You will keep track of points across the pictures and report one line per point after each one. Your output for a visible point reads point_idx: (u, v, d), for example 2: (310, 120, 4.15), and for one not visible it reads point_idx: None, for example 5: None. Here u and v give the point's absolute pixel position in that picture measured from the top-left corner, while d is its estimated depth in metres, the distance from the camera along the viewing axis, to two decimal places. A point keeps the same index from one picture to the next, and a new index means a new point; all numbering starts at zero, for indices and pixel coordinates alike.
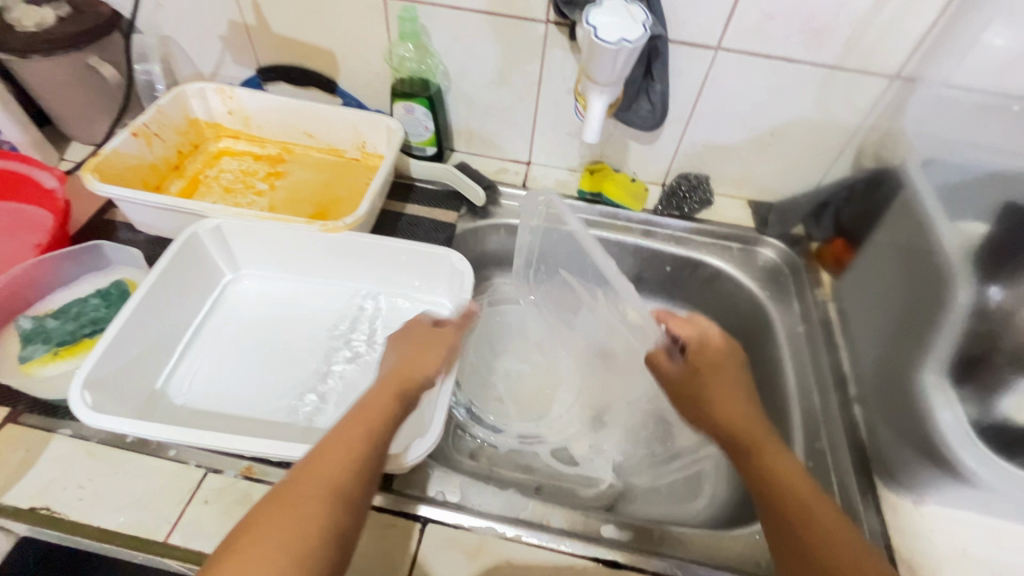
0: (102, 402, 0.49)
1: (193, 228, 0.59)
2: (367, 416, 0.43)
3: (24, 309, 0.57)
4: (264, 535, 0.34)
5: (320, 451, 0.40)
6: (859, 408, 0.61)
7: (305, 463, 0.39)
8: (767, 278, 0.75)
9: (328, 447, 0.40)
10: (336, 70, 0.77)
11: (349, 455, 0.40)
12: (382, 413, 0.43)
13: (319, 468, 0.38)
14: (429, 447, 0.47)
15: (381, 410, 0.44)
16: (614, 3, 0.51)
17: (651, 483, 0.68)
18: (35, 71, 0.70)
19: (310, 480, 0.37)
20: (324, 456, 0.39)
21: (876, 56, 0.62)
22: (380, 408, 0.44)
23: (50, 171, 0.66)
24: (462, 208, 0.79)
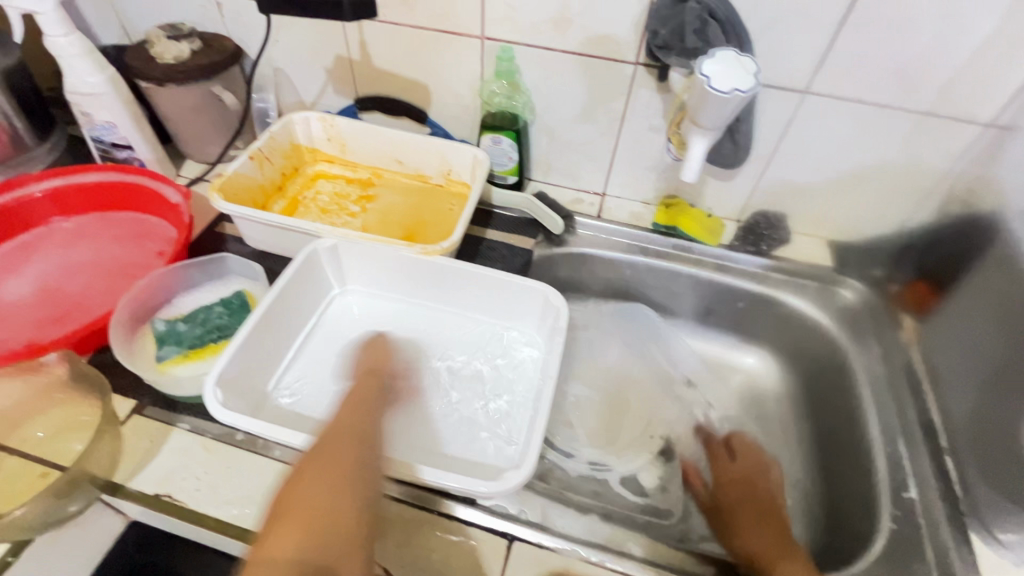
0: (229, 399, 0.54)
1: (312, 246, 0.65)
2: (363, 391, 0.51)
3: (155, 311, 0.62)
4: (317, 477, 0.40)
5: (342, 415, 0.46)
6: (952, 460, 0.59)
7: (328, 432, 0.45)
8: (846, 320, 0.74)
9: (350, 411, 0.47)
10: (428, 102, 0.83)
11: (368, 416, 0.47)
12: (371, 390, 0.51)
13: (348, 426, 0.45)
14: (523, 481, 0.49)
15: (366, 387, 0.52)
16: (726, 54, 0.53)
17: None
18: (168, 98, 0.78)
19: (338, 434, 0.44)
20: (350, 418, 0.46)
21: (973, 104, 0.61)
22: (367, 387, 0.51)
23: (176, 187, 0.72)
24: (539, 235, 0.82)
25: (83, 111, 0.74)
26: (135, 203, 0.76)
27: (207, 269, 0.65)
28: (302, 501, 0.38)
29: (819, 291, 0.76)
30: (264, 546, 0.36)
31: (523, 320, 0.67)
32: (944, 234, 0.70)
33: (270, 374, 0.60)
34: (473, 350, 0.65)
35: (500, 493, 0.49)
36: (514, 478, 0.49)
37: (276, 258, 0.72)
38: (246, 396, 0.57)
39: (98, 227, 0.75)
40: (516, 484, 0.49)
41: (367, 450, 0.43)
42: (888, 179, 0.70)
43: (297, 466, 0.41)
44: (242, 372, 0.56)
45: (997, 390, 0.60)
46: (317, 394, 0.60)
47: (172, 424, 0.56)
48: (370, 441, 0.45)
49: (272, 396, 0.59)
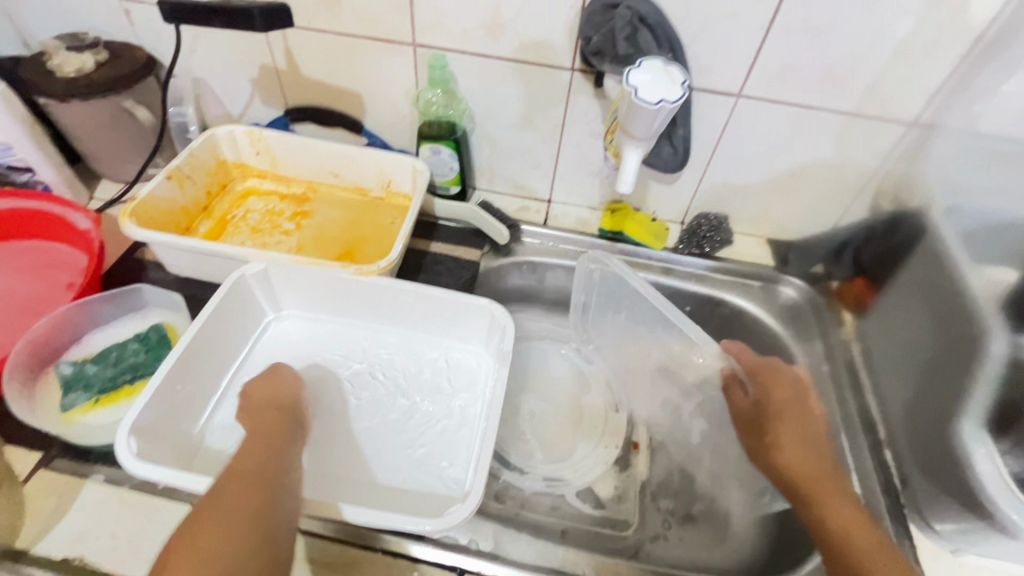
0: (145, 449, 0.49)
1: (241, 271, 0.60)
2: (270, 429, 0.48)
3: (61, 353, 0.57)
4: (214, 519, 0.39)
5: (223, 488, 0.41)
6: (891, 452, 0.62)
7: (226, 479, 0.42)
8: (788, 317, 0.76)
9: (244, 477, 0.42)
10: (363, 112, 0.79)
11: (250, 484, 0.42)
12: (279, 424, 0.49)
13: (220, 509, 0.40)
14: (467, 516, 0.46)
15: (271, 423, 0.49)
16: (652, 64, 0.53)
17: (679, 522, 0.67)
18: (72, 114, 0.71)
19: (230, 488, 0.41)
20: (232, 493, 0.41)
21: (895, 105, 0.63)
22: (270, 421, 0.49)
23: (84, 213, 0.66)
24: (485, 246, 0.80)
25: None
26: (39, 230, 0.69)
27: (121, 302, 0.60)
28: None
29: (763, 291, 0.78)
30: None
31: (470, 339, 0.65)
32: (876, 231, 0.73)
33: (195, 414, 0.56)
34: (418, 372, 0.63)
35: (440, 530, 0.46)
36: (458, 513, 0.47)
37: (202, 284, 0.67)
38: (170, 440, 0.52)
39: None
40: (459, 521, 0.46)
41: (247, 533, 0.39)
42: (821, 179, 0.72)
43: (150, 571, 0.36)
44: (165, 414, 0.52)
45: (931, 376, 0.62)
46: (248, 432, 0.56)
47: (85, 476, 0.51)
48: (262, 497, 0.41)
49: (199, 437, 0.55)
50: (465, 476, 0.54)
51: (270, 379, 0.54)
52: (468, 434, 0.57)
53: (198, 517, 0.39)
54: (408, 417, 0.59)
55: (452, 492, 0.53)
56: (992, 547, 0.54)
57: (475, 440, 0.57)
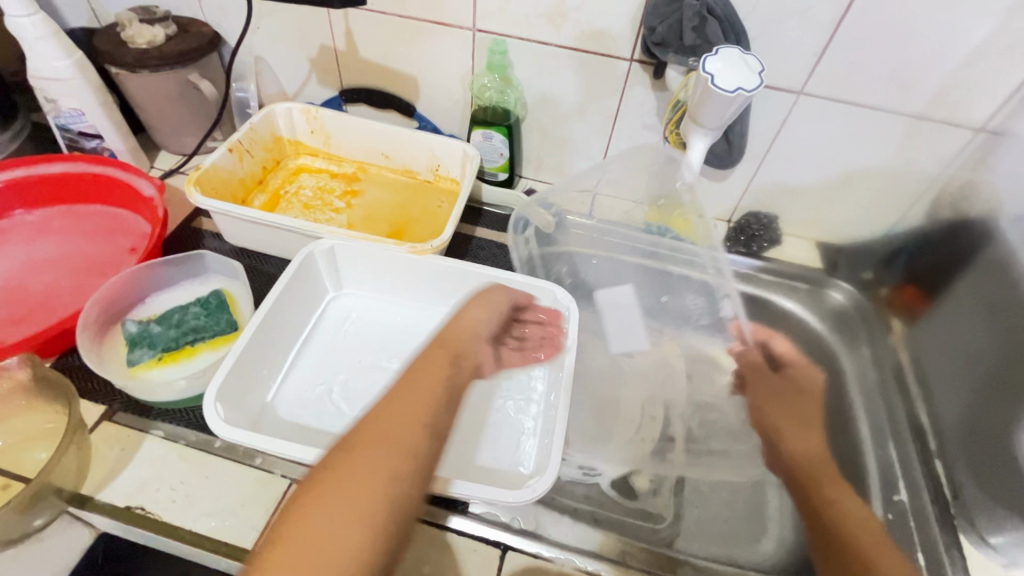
0: (229, 413, 0.51)
1: (310, 247, 0.63)
2: (429, 372, 0.45)
3: (127, 312, 0.59)
4: (345, 479, 0.35)
5: (389, 416, 0.39)
6: (941, 463, 0.62)
7: (361, 427, 0.39)
8: (836, 322, 0.76)
9: (399, 401, 0.40)
10: (416, 96, 0.80)
11: (413, 432, 0.39)
12: (440, 374, 0.45)
13: (378, 434, 0.38)
14: (548, 488, 0.49)
15: (439, 364, 0.46)
16: (730, 53, 0.52)
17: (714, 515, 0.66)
18: (141, 85, 0.74)
19: (369, 441, 0.37)
20: (401, 419, 0.39)
21: (964, 109, 0.61)
22: (437, 369, 0.45)
23: (149, 180, 0.68)
24: (530, 234, 0.81)
25: (49, 98, 0.69)
26: (105, 196, 0.72)
27: (184, 266, 0.62)
28: (309, 522, 0.33)
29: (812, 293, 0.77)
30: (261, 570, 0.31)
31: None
32: (933, 238, 0.71)
33: (267, 383, 0.58)
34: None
35: (524, 500, 0.48)
36: (538, 486, 0.49)
37: (258, 256, 0.69)
38: (247, 406, 0.55)
39: (65, 220, 0.71)
40: (542, 492, 0.49)
41: (401, 461, 0.37)
42: (878, 182, 0.70)
43: (309, 477, 0.35)
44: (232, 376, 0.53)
45: (991, 389, 0.61)
46: (316, 404, 0.58)
47: (145, 431, 0.53)
48: (404, 469, 0.37)
49: (271, 406, 0.57)
50: (530, 454, 0.56)
51: (483, 298, 0.57)
52: (523, 416, 0.59)
53: (328, 475, 0.35)
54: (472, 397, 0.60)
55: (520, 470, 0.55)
56: None
57: (534, 423, 0.59)
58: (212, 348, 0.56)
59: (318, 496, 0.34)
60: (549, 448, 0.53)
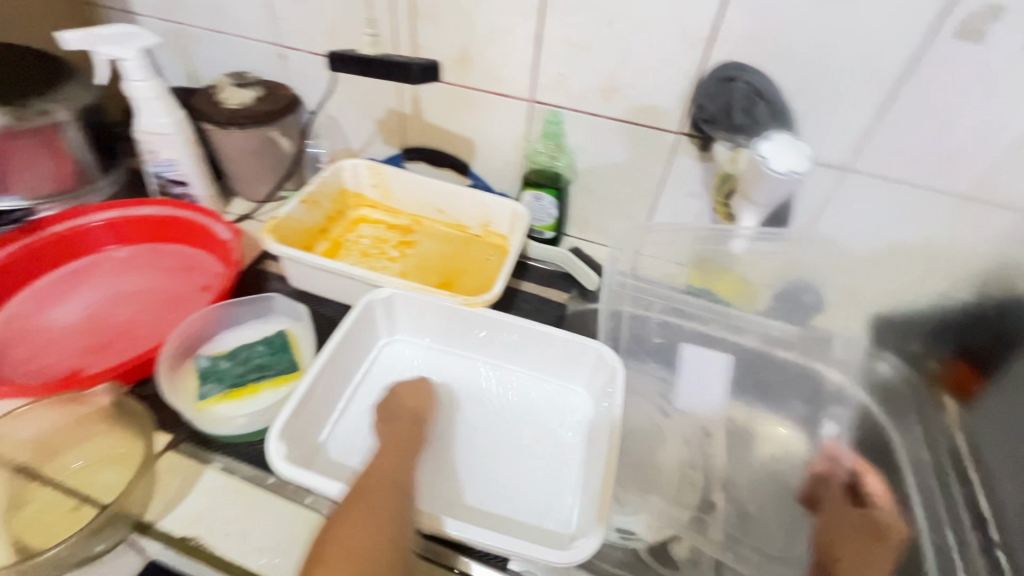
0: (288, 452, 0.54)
1: (371, 296, 0.67)
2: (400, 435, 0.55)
3: (198, 347, 0.63)
4: (361, 516, 0.45)
5: (376, 471, 0.50)
6: (1005, 553, 0.60)
7: (364, 480, 0.49)
8: (883, 396, 0.74)
9: (383, 462, 0.51)
10: (472, 156, 0.86)
11: (375, 497, 0.47)
12: (394, 431, 0.56)
13: (355, 521, 0.45)
14: (594, 550, 0.49)
15: (404, 428, 0.56)
16: (781, 137, 0.55)
17: None
18: (227, 140, 0.82)
19: (371, 487, 0.48)
20: (385, 471, 0.50)
21: (1014, 191, 0.62)
22: (397, 429, 0.56)
23: (227, 225, 0.74)
24: (573, 290, 0.83)
25: (149, 149, 0.77)
26: (185, 237, 0.78)
27: (254, 307, 0.67)
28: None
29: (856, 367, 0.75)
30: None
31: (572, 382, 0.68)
32: None
33: (322, 423, 0.61)
34: (523, 407, 0.66)
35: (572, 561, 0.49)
36: (585, 547, 0.49)
37: (317, 299, 0.74)
38: (303, 446, 0.57)
39: (148, 257, 0.78)
40: (587, 554, 0.49)
41: (395, 519, 0.46)
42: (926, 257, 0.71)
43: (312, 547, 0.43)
44: (296, 416, 0.56)
45: None
46: (368, 446, 0.60)
47: (206, 462, 0.56)
48: (396, 507, 0.47)
49: (324, 447, 0.60)
50: (573, 514, 0.57)
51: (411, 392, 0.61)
52: (569, 473, 0.60)
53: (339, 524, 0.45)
54: (517, 449, 0.61)
55: (563, 529, 0.55)
56: None
57: (578, 482, 0.59)
58: (274, 387, 0.59)
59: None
60: (593, 505, 0.54)
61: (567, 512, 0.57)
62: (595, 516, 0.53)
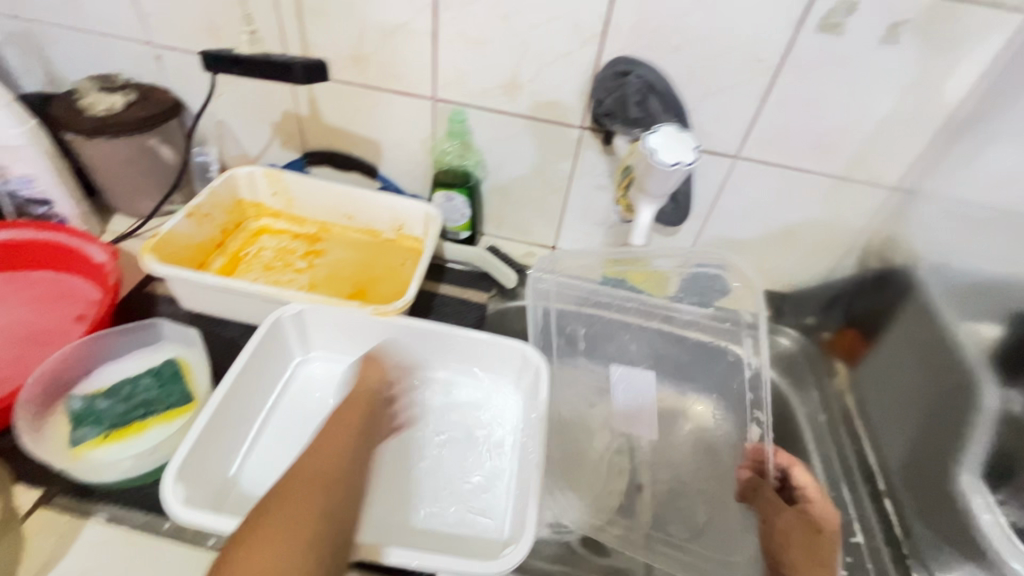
0: (189, 496, 0.49)
1: (277, 314, 0.62)
2: (337, 433, 0.52)
3: (72, 386, 0.57)
4: (289, 508, 0.43)
5: (323, 441, 0.51)
6: (890, 501, 0.65)
7: (313, 455, 0.49)
8: (786, 367, 0.79)
9: (327, 446, 0.50)
10: (379, 158, 0.83)
11: (329, 471, 0.48)
12: (348, 432, 0.53)
13: (316, 472, 0.47)
14: (523, 557, 0.48)
15: (347, 422, 0.54)
16: (669, 130, 0.57)
17: None
18: (97, 151, 0.74)
19: (324, 461, 0.48)
20: (323, 458, 0.49)
21: (879, 171, 0.69)
22: (343, 430, 0.53)
23: (102, 246, 0.67)
24: (493, 289, 0.83)
25: None
26: (53, 262, 0.69)
27: (137, 336, 0.60)
28: (275, 514, 0.43)
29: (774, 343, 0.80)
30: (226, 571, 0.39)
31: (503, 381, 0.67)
32: (865, 284, 0.77)
33: (231, 458, 0.56)
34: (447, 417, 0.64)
35: (499, 571, 0.48)
36: (514, 554, 0.49)
37: (215, 320, 0.68)
38: (207, 485, 0.53)
39: (7, 288, 0.68)
40: (516, 563, 0.48)
41: (319, 509, 0.44)
42: (812, 236, 0.76)
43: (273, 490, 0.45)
44: (196, 454, 0.51)
45: (929, 429, 0.66)
46: (283, 475, 0.56)
47: (86, 515, 0.50)
48: (328, 503, 0.45)
49: (234, 481, 0.55)
50: (506, 519, 0.56)
51: (376, 364, 0.62)
52: (501, 478, 0.59)
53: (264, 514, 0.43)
54: (448, 461, 0.60)
55: (495, 536, 0.55)
56: None
57: (508, 485, 0.59)
58: (164, 422, 0.54)
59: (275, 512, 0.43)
60: (524, 510, 0.53)
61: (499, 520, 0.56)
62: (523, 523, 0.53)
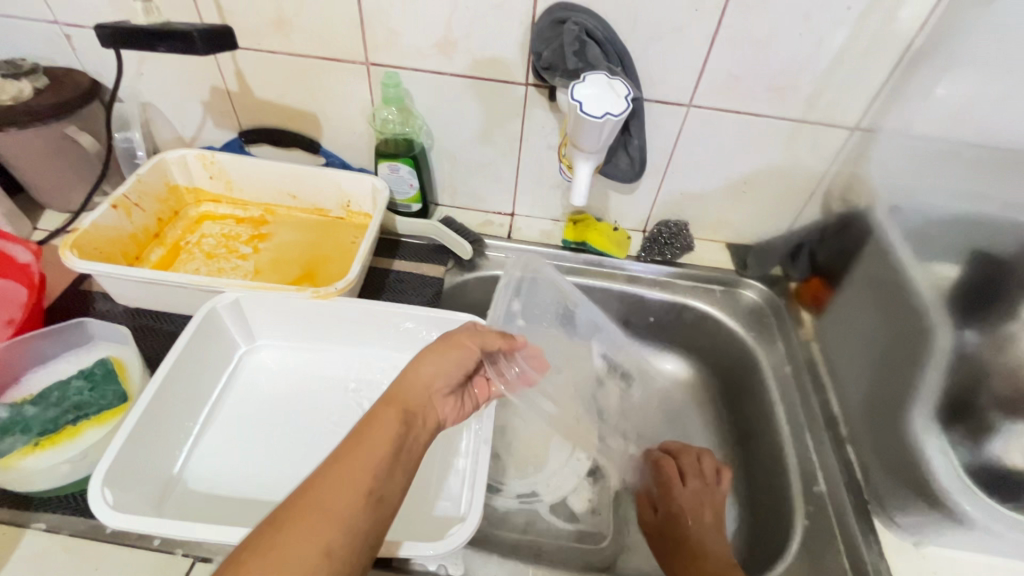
0: (121, 498, 0.47)
1: (210, 303, 0.59)
2: (372, 440, 0.41)
3: (1, 395, 0.55)
4: (291, 548, 0.33)
5: (343, 455, 0.39)
6: (852, 447, 0.64)
7: (334, 466, 0.38)
8: (751, 320, 0.77)
9: (348, 458, 0.39)
10: (319, 131, 0.78)
11: (363, 488, 0.38)
12: (384, 443, 0.41)
13: (327, 498, 0.36)
14: (468, 538, 0.47)
15: (384, 430, 0.42)
16: (596, 78, 0.53)
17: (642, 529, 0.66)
18: (10, 144, 0.69)
19: (340, 476, 0.38)
20: (345, 474, 0.38)
21: (837, 110, 0.65)
22: (382, 436, 0.41)
23: (24, 245, 0.63)
24: (450, 262, 0.80)
25: None
26: None
27: (66, 337, 0.58)
28: (274, 559, 0.33)
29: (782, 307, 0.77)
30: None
31: None
32: (828, 230, 0.75)
33: (174, 454, 0.54)
34: None
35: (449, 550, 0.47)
36: (461, 533, 0.47)
37: (154, 315, 0.65)
38: (148, 486, 0.51)
39: None
40: (463, 541, 0.47)
41: (332, 545, 0.35)
42: (773, 183, 0.73)
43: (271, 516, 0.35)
44: (132, 453, 0.50)
45: (887, 370, 0.63)
46: (229, 470, 0.55)
47: (24, 525, 0.49)
48: (342, 529, 0.36)
49: (179, 478, 0.54)
50: (462, 496, 0.55)
51: (450, 346, 0.51)
52: (457, 455, 0.59)
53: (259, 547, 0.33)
54: None
55: (452, 513, 0.54)
56: (952, 538, 0.55)
57: (465, 461, 0.58)
58: (98, 424, 0.51)
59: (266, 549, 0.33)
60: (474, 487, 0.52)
61: (456, 498, 0.56)
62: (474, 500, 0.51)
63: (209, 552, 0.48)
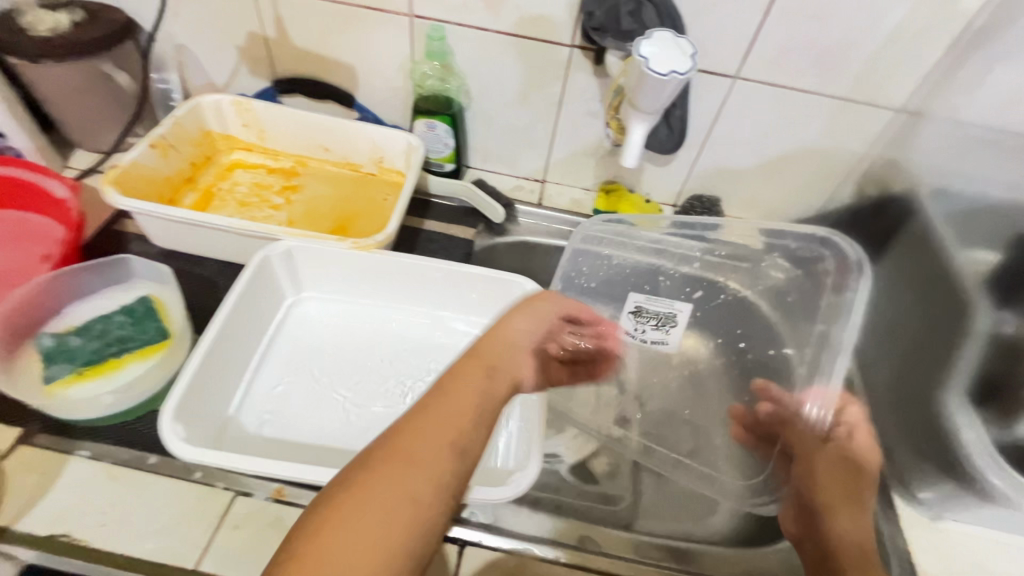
0: (189, 433, 0.49)
1: (265, 251, 0.59)
2: (457, 394, 0.43)
3: (43, 325, 0.55)
4: (377, 486, 0.35)
5: (436, 407, 0.41)
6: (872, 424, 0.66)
7: (416, 416, 0.40)
8: (776, 299, 0.77)
9: (427, 419, 0.40)
10: (355, 85, 0.77)
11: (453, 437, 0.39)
12: (476, 393, 0.43)
13: (415, 447, 0.38)
14: (534, 482, 0.49)
15: (472, 376, 0.45)
16: (661, 36, 0.53)
17: (656, 493, 0.67)
18: (45, 77, 0.68)
19: (434, 420, 0.40)
20: (422, 441, 0.38)
21: (885, 91, 0.65)
22: (473, 386, 0.44)
23: (61, 180, 0.63)
24: (480, 225, 0.80)
25: None
26: (8, 199, 0.65)
27: (106, 273, 0.58)
28: (354, 516, 0.33)
29: (830, 287, 0.72)
30: (333, 539, 0.32)
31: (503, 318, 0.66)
32: (862, 213, 0.74)
33: (228, 397, 0.55)
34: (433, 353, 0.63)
35: (511, 496, 0.49)
36: (524, 479, 0.49)
37: (189, 259, 0.66)
38: (206, 423, 0.52)
39: None
40: (527, 486, 0.49)
41: (424, 487, 0.36)
42: (811, 162, 0.73)
43: (352, 471, 0.36)
44: (195, 390, 0.50)
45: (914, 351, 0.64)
46: (283, 414, 0.56)
47: (68, 452, 0.50)
48: (440, 472, 0.37)
49: (234, 419, 0.55)
50: (510, 449, 0.57)
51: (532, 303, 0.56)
52: (499, 410, 0.60)
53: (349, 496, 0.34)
54: None
55: (501, 466, 0.55)
56: (967, 513, 0.59)
57: (508, 418, 0.59)
58: (141, 359, 0.53)
59: (367, 482, 0.35)
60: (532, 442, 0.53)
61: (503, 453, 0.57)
62: (530, 451, 0.53)
63: (251, 488, 0.49)
